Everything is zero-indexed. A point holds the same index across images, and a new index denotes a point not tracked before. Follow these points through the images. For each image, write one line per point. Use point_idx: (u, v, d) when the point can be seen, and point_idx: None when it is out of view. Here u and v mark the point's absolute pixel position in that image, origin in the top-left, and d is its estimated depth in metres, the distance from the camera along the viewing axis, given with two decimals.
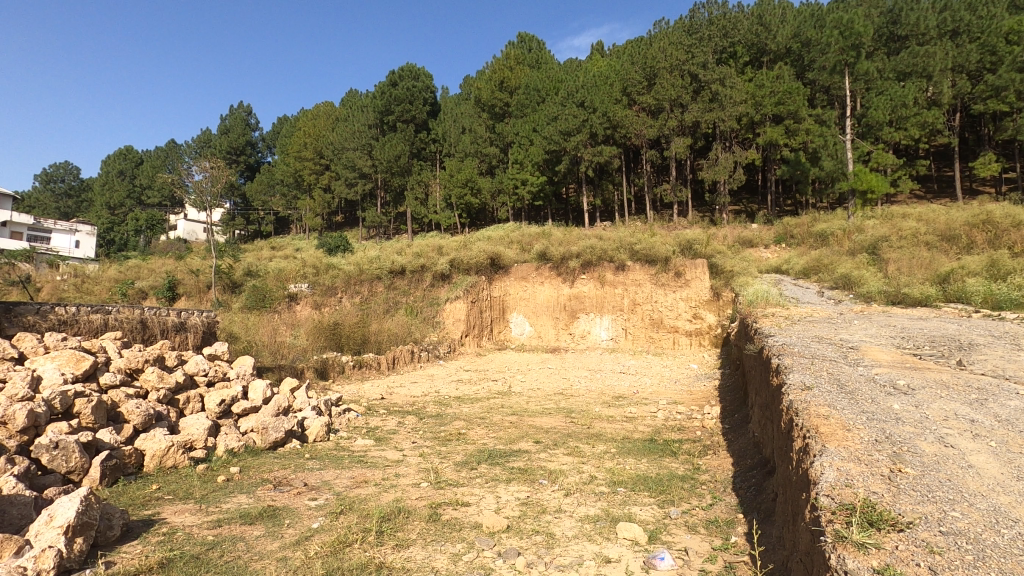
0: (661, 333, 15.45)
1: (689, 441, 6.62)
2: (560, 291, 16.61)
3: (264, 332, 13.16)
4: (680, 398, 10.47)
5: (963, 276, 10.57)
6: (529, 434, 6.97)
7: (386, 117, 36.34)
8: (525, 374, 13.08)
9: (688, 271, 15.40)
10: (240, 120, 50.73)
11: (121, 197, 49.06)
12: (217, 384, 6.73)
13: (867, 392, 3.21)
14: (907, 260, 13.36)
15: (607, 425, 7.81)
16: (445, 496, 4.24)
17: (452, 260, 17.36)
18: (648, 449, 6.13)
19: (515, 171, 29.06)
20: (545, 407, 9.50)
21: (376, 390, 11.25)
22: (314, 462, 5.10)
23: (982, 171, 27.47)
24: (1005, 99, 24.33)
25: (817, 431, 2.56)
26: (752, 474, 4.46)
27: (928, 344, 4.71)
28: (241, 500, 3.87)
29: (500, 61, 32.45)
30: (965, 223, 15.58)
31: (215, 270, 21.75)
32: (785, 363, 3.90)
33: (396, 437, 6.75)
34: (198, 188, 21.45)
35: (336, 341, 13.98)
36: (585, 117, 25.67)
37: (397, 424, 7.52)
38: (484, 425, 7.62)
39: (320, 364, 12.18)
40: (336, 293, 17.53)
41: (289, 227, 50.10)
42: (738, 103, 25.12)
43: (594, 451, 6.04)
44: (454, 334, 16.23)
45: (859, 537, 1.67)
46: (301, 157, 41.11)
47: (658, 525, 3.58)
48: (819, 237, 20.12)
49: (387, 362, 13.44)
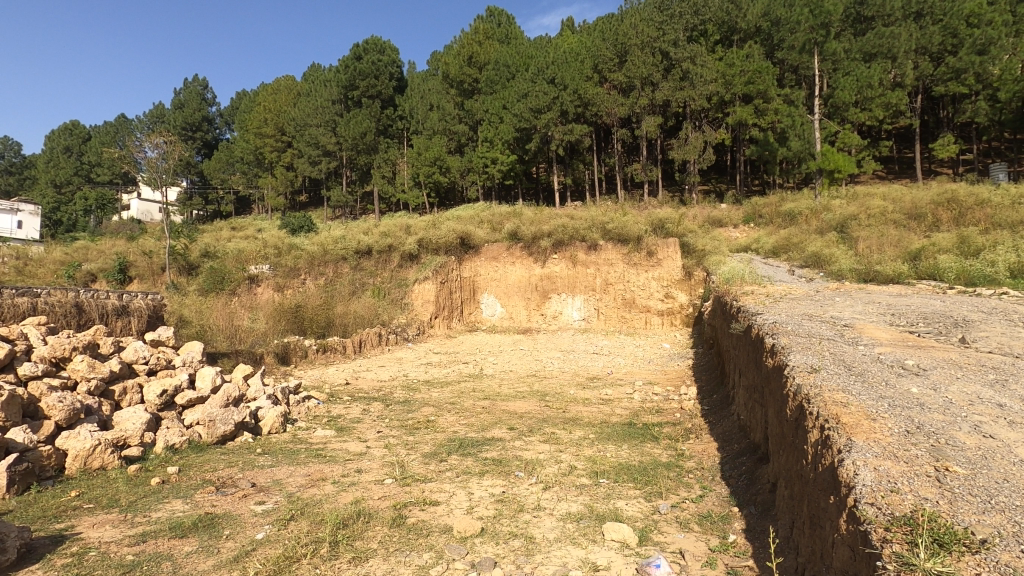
0: (634, 314, 15.26)
1: (669, 425, 6.34)
2: (532, 271, 16.21)
3: (219, 316, 12.41)
4: (655, 378, 10.31)
5: (934, 253, 10.59)
6: (503, 420, 6.59)
7: (351, 92, 35.10)
8: (496, 356, 12.71)
9: (660, 251, 15.20)
10: (196, 94, 48.28)
11: (68, 174, 46.42)
12: (160, 373, 6.14)
13: (879, 374, 2.91)
14: (876, 238, 13.41)
15: (583, 409, 7.49)
16: (411, 494, 3.83)
17: (420, 240, 16.80)
18: (628, 434, 5.82)
19: (485, 149, 28.39)
20: (518, 390, 9.15)
21: (341, 375, 10.73)
22: (264, 458, 4.60)
23: (941, 153, 28.10)
24: (965, 81, 24.86)
25: (840, 421, 2.21)
26: (741, 463, 4.16)
27: (922, 322, 4.48)
28: (174, 508, 3.39)
29: (468, 35, 31.50)
30: (931, 201, 15.76)
31: (169, 252, 20.62)
32: (781, 344, 3.59)
33: (359, 426, 6.27)
34: (153, 165, 20.19)
35: (298, 324, 13.34)
36: (556, 95, 25.10)
37: (360, 412, 7.04)
38: (455, 411, 7.21)
39: (281, 349, 11.57)
40: (299, 274, 16.77)
41: (250, 206, 48.35)
42: (709, 81, 24.96)
43: (571, 438, 5.71)
44: (423, 316, 15.73)
45: (931, 565, 1.32)
46: (262, 133, 39.40)
47: (647, 523, 3.27)
48: (787, 217, 20.25)
49: (353, 345, 12.88)
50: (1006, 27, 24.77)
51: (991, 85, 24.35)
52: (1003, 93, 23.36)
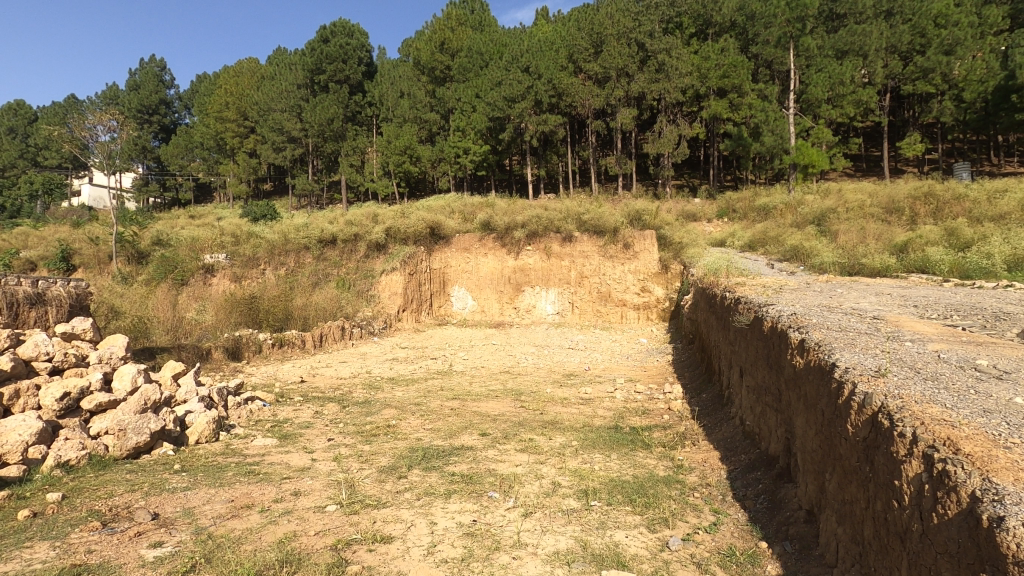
0: (609, 307, 14.70)
1: (659, 429, 5.68)
2: (505, 263, 15.47)
3: (162, 307, 11.32)
4: (636, 375, 9.73)
5: (922, 246, 10.29)
6: (473, 424, 5.84)
7: (317, 77, 33.70)
8: (467, 352, 11.95)
9: (636, 243, 14.62)
10: (153, 75, 45.78)
11: (11, 156, 43.53)
12: (67, 371, 5.21)
13: (956, 378, 2.29)
14: (856, 232, 13.14)
15: (563, 410, 6.80)
16: (357, 527, 3.05)
17: (388, 229, 15.86)
18: (615, 440, 5.15)
19: (457, 138, 27.39)
20: (491, 388, 8.41)
21: (296, 372, 9.85)
22: (178, 478, 3.73)
23: (909, 151, 28.33)
24: (932, 80, 25.04)
25: (962, 451, 1.58)
26: (756, 482, 3.52)
27: (959, 314, 3.90)
28: (32, 559, 2.54)
29: (440, 21, 30.42)
30: (909, 196, 15.55)
31: (117, 239, 19.10)
32: (817, 342, 2.95)
33: (306, 433, 5.44)
34: (106, 149, 18.51)
35: (252, 317, 12.31)
36: (530, 83, 24.29)
37: (311, 416, 6.19)
38: (419, 413, 6.41)
39: (231, 343, 10.60)
40: (258, 264, 15.64)
41: (211, 194, 46.17)
42: (685, 74, 24.58)
43: (552, 445, 5.00)
44: (390, 309, 14.85)
45: None
46: (223, 117, 37.50)
47: (656, 567, 2.64)
48: (762, 211, 20.01)
49: (314, 339, 11.92)
50: (971, 29, 25.19)
51: (957, 85, 24.73)
52: (967, 92, 24.18)
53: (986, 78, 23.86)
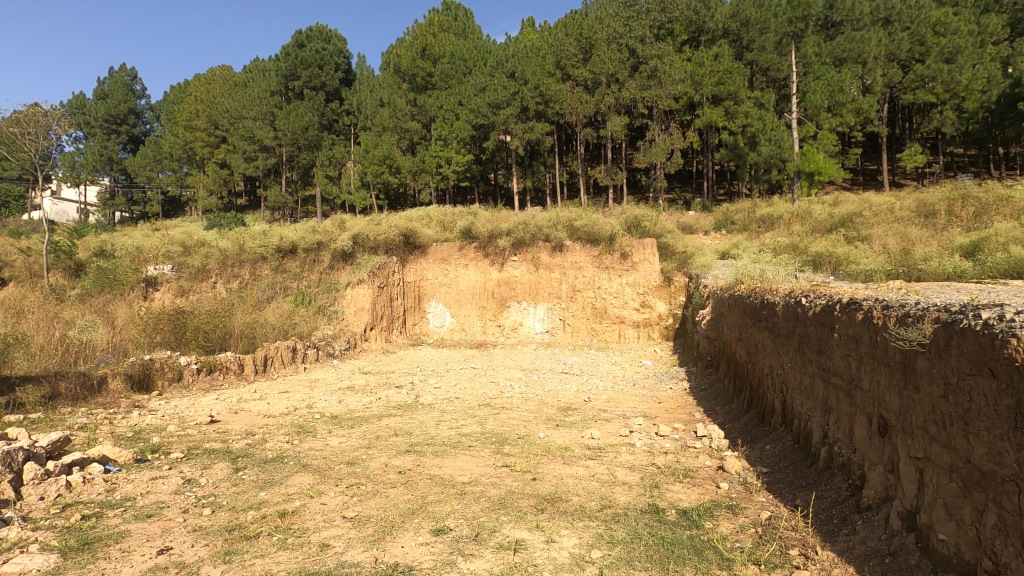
0: (606, 325, 12.63)
1: (725, 513, 3.53)
2: (487, 275, 13.35)
3: (57, 329, 8.95)
4: (650, 409, 7.55)
5: (1001, 246, 8.33)
6: (427, 509, 3.59)
7: (291, 83, 31.41)
8: (440, 378, 9.69)
9: (635, 252, 12.55)
10: (122, 83, 42.51)
11: None
12: None
13: None
14: (894, 237, 11.18)
15: (566, 473, 4.56)
16: None
17: (355, 236, 13.62)
18: (663, 547, 2.99)
19: (438, 148, 25.05)
20: (465, 433, 6.13)
21: (213, 409, 7.49)
22: None
23: (909, 163, 26.55)
24: (932, 90, 22.96)
25: None
26: None
27: None
28: None
29: (422, 27, 28.56)
30: (942, 198, 13.64)
31: (51, 249, 16.37)
32: None
33: (135, 531, 3.19)
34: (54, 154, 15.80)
35: (179, 337, 9.93)
36: (516, 89, 22.34)
37: (173, 492, 3.90)
38: (344, 485, 4.13)
39: (137, 370, 8.23)
40: (208, 276, 13.26)
41: (183, 208, 43.27)
42: (678, 81, 22.79)
43: (554, 560, 2.86)
44: (356, 328, 12.54)
45: None
46: (192, 126, 35.06)
47: None
48: (766, 222, 18.13)
49: (254, 364, 9.57)
50: (972, 37, 23.62)
51: (957, 95, 22.89)
52: (968, 102, 22.55)
53: (988, 87, 22.29)
